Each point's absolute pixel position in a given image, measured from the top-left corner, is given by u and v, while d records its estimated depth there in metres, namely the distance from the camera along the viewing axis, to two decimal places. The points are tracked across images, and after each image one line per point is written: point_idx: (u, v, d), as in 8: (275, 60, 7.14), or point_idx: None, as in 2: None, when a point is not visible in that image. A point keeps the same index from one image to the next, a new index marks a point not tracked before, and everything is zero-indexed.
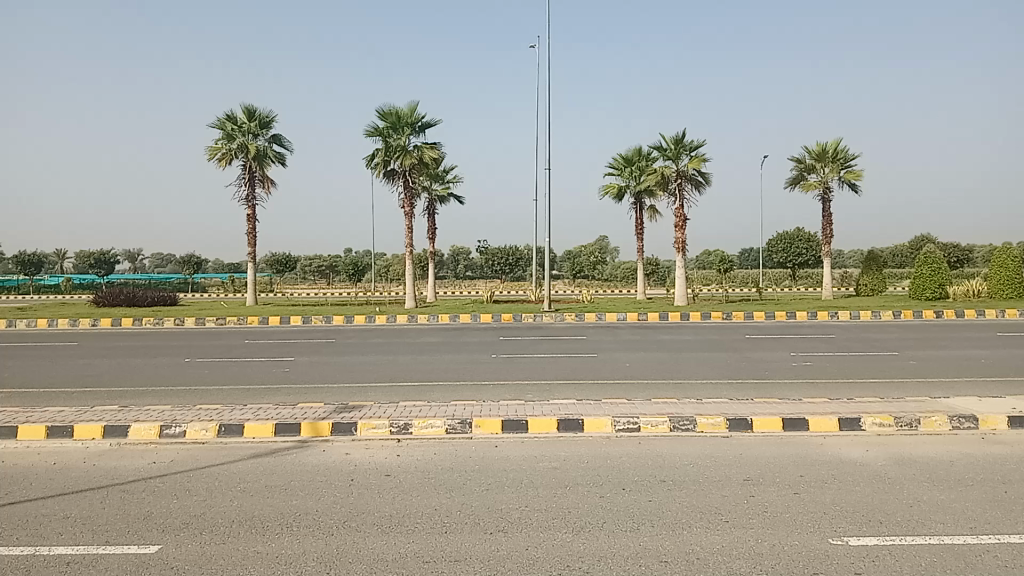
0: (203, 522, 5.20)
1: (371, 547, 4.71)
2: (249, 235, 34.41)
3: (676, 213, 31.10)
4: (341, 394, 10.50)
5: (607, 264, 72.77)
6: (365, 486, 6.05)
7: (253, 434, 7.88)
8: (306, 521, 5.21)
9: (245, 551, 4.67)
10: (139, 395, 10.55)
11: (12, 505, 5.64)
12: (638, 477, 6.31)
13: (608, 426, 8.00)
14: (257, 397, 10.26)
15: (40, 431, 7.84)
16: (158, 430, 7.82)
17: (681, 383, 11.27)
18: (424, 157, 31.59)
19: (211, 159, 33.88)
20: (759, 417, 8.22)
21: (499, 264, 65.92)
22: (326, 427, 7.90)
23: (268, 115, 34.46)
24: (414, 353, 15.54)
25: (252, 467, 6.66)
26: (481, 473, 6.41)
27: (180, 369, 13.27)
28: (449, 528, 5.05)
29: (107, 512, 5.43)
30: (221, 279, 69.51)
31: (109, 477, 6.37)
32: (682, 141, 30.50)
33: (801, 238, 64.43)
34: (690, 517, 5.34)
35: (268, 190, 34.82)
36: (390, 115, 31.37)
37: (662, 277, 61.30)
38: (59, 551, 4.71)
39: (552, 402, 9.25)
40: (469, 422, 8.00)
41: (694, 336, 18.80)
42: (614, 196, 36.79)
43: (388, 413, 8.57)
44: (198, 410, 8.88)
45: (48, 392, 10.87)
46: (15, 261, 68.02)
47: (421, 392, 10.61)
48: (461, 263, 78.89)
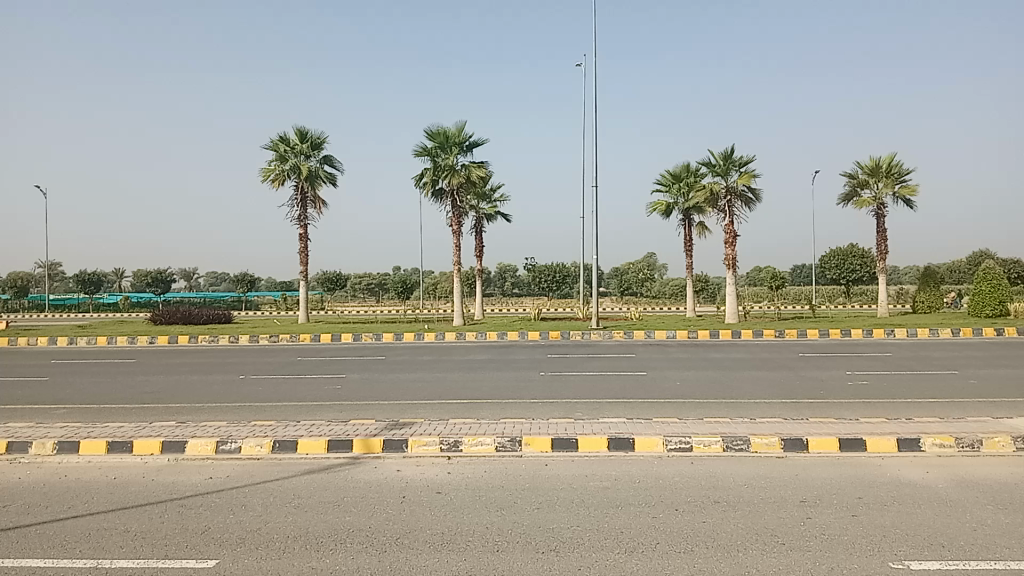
0: (259, 537, 5.27)
1: (424, 565, 4.71)
2: (301, 254, 34.94)
3: (725, 229, 30.78)
4: (391, 411, 10.55)
5: (655, 281, 72.26)
6: (417, 503, 6.07)
7: (307, 450, 7.97)
8: (359, 537, 5.24)
9: (300, 567, 4.71)
10: (196, 412, 10.75)
11: (76, 518, 5.79)
12: (690, 498, 6.21)
13: (660, 445, 7.91)
14: (310, 414, 10.38)
15: (100, 446, 8.03)
16: (214, 445, 7.96)
17: (733, 402, 11.11)
18: (471, 176, 31.78)
19: (264, 181, 34.58)
20: (814, 437, 8.06)
21: (546, 281, 65.84)
22: (378, 444, 7.94)
23: (320, 138, 35.07)
24: (463, 371, 15.57)
25: (305, 483, 6.74)
26: (531, 492, 6.38)
27: (235, 386, 13.49)
28: (501, 547, 5.03)
29: (167, 527, 5.53)
30: (273, 296, 70.75)
31: (167, 493, 6.49)
32: (731, 156, 30.20)
33: (855, 254, 63.11)
34: (747, 539, 5.24)
35: (320, 211, 35.34)
36: (438, 135, 31.71)
37: (712, 293, 60.61)
38: (120, 564, 4.80)
39: (602, 421, 9.18)
40: (519, 441, 7.99)
41: (746, 354, 18.49)
42: (662, 212, 36.53)
43: (438, 430, 8.60)
44: (253, 427, 9.00)
45: (107, 408, 11.15)
46: (76, 280, 70.14)
47: (471, 410, 10.63)
48: (508, 281, 78.89)
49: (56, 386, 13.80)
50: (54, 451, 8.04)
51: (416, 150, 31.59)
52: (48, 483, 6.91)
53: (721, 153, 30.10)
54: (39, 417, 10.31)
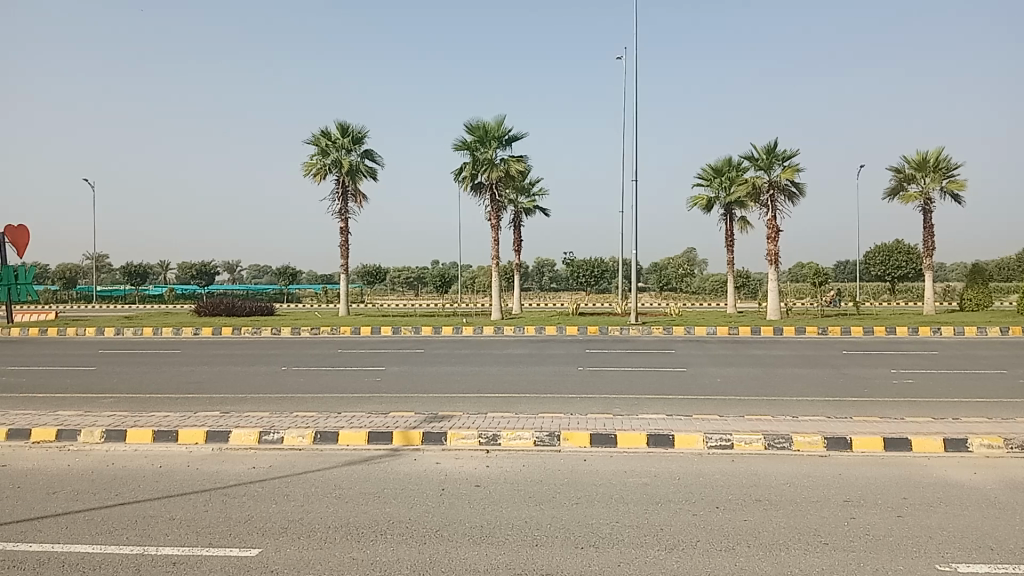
0: (301, 527, 5.32)
1: (463, 557, 4.72)
2: (342, 247, 35.25)
3: (768, 224, 30.35)
4: (430, 405, 10.60)
5: (696, 277, 71.61)
6: (456, 495, 6.09)
7: (348, 442, 8.04)
8: (399, 528, 5.28)
9: (341, 557, 4.75)
10: (239, 402, 10.91)
11: (123, 506, 5.90)
12: (732, 496, 6.15)
13: (700, 442, 7.84)
14: (351, 406, 10.47)
15: (146, 435, 8.18)
16: (257, 435, 8.07)
17: (775, 400, 10.97)
18: (510, 170, 31.73)
19: (307, 175, 34.92)
20: (859, 436, 7.92)
21: (584, 275, 65.57)
22: (417, 436, 7.99)
23: (361, 132, 35.29)
24: (501, 365, 15.59)
25: (346, 473, 6.81)
26: (570, 487, 6.36)
27: (277, 378, 13.65)
28: (540, 541, 5.02)
29: (211, 515, 5.61)
30: (314, 289, 71.54)
31: (210, 481, 6.59)
32: (774, 150, 29.77)
33: (901, 250, 61.91)
34: (789, 538, 5.17)
35: (361, 204, 35.61)
36: (477, 129, 31.75)
37: (754, 289, 59.89)
38: (166, 551, 4.89)
39: (642, 417, 9.12)
40: (558, 435, 7.96)
41: (789, 351, 18.25)
42: (703, 207, 36.15)
43: (477, 424, 8.62)
44: (296, 417, 9.10)
45: (153, 397, 11.37)
46: (123, 272, 71.70)
47: (509, 404, 10.64)
48: (546, 275, 78.79)
49: (104, 376, 14.12)
50: (102, 438, 8.21)
51: (456, 144, 31.66)
52: (96, 470, 7.06)
53: (765, 146, 29.70)
54: (89, 406, 10.56)
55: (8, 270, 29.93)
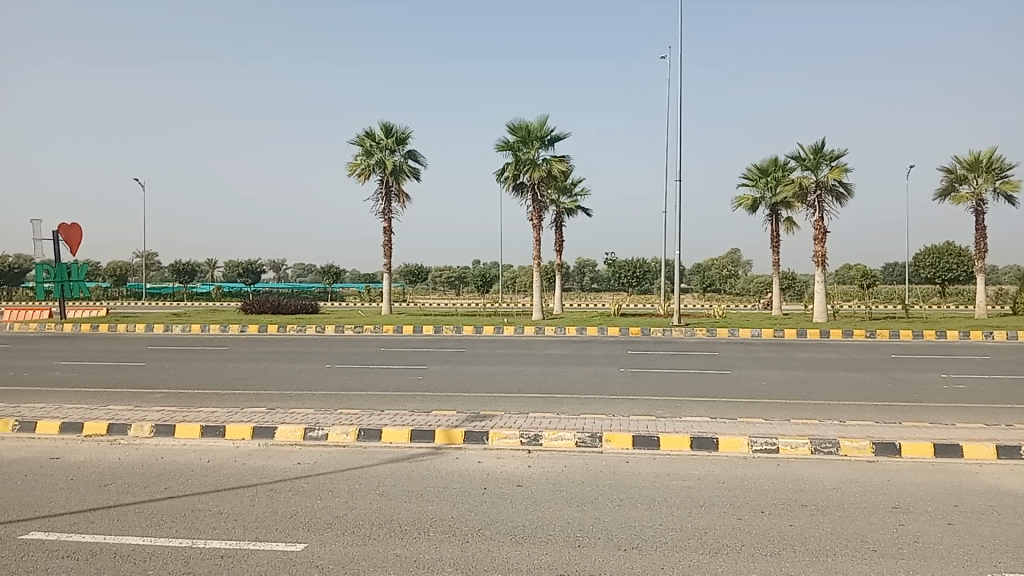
0: (345, 523, 5.37)
1: (506, 557, 4.73)
2: (385, 247, 35.54)
3: (814, 225, 29.89)
4: (472, 403, 10.64)
5: (740, 278, 70.70)
6: (498, 495, 6.10)
7: (391, 439, 8.11)
8: (441, 526, 5.30)
9: (385, 553, 4.78)
10: (284, 398, 11.07)
11: (171, 499, 6.01)
12: (777, 501, 6.06)
13: (745, 446, 7.76)
14: (394, 404, 10.56)
15: (195, 430, 8.35)
16: (303, 432, 8.18)
17: (822, 404, 10.79)
18: (553, 170, 31.69)
19: (351, 175, 35.25)
20: (908, 442, 7.76)
21: (626, 276, 65.16)
22: (460, 435, 8.03)
23: (404, 133, 35.53)
24: (543, 365, 15.58)
25: (390, 471, 6.87)
26: (613, 489, 6.33)
27: (322, 375, 13.82)
28: (582, 543, 5.01)
29: (257, 510, 5.69)
30: (358, 288, 72.14)
31: (257, 476, 6.69)
32: (821, 150, 29.30)
33: (952, 252, 60.45)
34: (836, 545, 5.09)
35: (404, 204, 35.85)
36: (520, 129, 31.79)
37: (800, 291, 59.00)
38: (214, 544, 4.97)
39: (685, 420, 9.03)
40: (600, 437, 7.93)
41: (835, 354, 17.94)
42: (748, 207, 35.74)
43: (518, 423, 8.62)
44: (340, 414, 9.20)
45: (200, 393, 11.58)
46: (172, 270, 73.12)
47: (551, 404, 10.63)
48: (587, 275, 78.51)
49: (154, 371, 14.43)
50: (152, 433, 8.39)
51: (498, 144, 31.69)
52: (146, 464, 7.21)
53: (812, 146, 29.25)
54: (139, 401, 10.79)
55: (62, 268, 30.70)
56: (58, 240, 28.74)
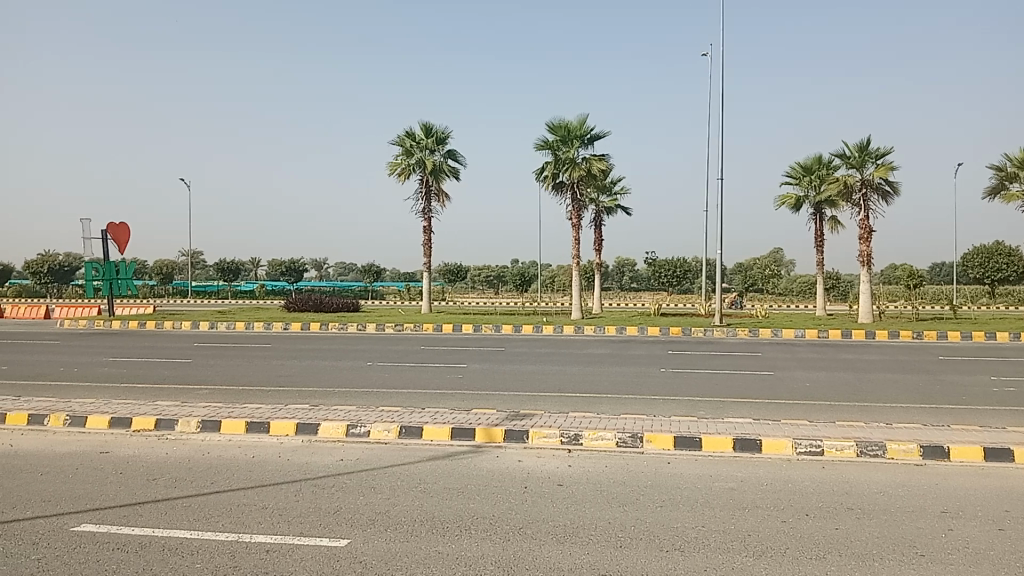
0: (388, 519, 5.41)
1: (547, 556, 4.73)
2: (424, 246, 35.72)
3: (860, 224, 29.39)
4: (513, 402, 10.65)
5: (783, 279, 69.77)
6: (538, 493, 6.11)
7: (431, 437, 8.15)
8: (483, 524, 5.31)
9: (427, 550, 4.81)
10: (327, 396, 11.19)
11: (217, 494, 6.11)
12: (822, 504, 5.98)
13: (788, 448, 7.66)
14: (434, 402, 10.61)
15: (240, 426, 8.47)
16: (345, 429, 8.26)
17: (867, 406, 10.61)
18: (592, 168, 31.58)
19: (392, 175, 35.51)
20: (957, 445, 7.60)
21: (666, 275, 64.66)
22: (500, 434, 8.05)
23: (444, 133, 35.66)
24: (583, 365, 15.53)
25: (431, 468, 6.90)
26: (654, 490, 6.29)
27: (363, 373, 13.95)
28: (624, 543, 4.99)
29: (301, 505, 5.77)
30: (398, 287, 72.54)
31: (300, 472, 6.77)
32: (867, 147, 28.82)
33: (1002, 252, 58.93)
34: (882, 549, 5.00)
35: (443, 204, 36.00)
36: (560, 128, 31.76)
37: (844, 291, 58.03)
38: (259, 538, 5.04)
39: (727, 421, 8.96)
40: (641, 437, 7.88)
41: (881, 355, 17.63)
42: (791, 206, 35.27)
43: (558, 423, 8.60)
44: (381, 412, 9.27)
45: (245, 389, 11.76)
46: (216, 269, 74.27)
47: (591, 404, 10.59)
48: (626, 275, 78.17)
49: (200, 368, 14.68)
50: (198, 428, 8.53)
51: (538, 143, 31.67)
52: (193, 459, 7.34)
53: (857, 143, 28.76)
54: (186, 397, 10.98)
55: (111, 265, 31.37)
56: (106, 239, 29.39)
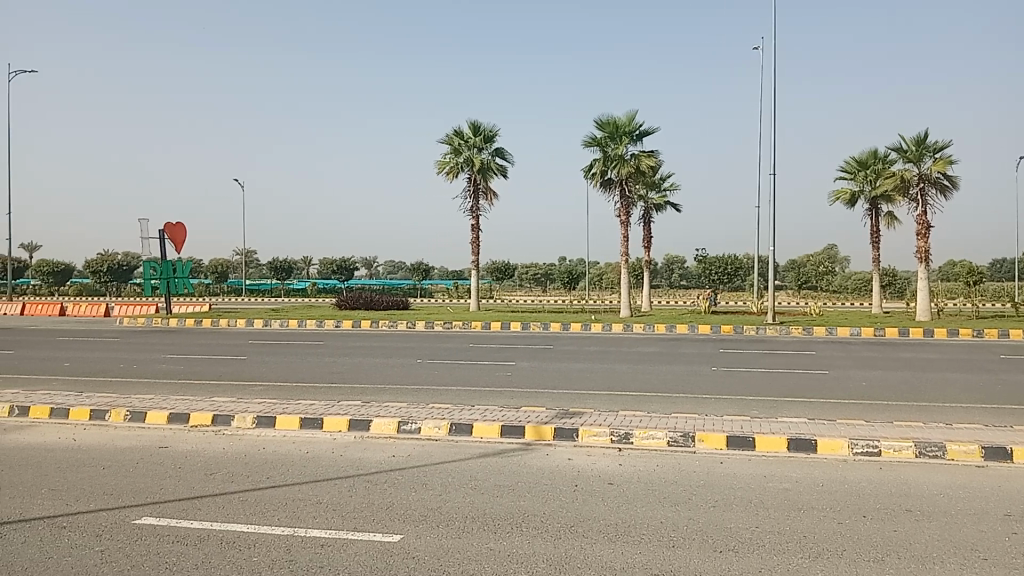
0: (439, 515, 5.45)
1: (599, 555, 4.71)
2: (472, 244, 35.86)
3: (917, 220, 28.70)
4: (563, 400, 10.64)
5: (837, 276, 68.42)
6: (590, 492, 6.09)
7: (481, 434, 8.19)
8: (533, 521, 5.32)
9: (478, 547, 4.82)
10: (379, 392, 11.32)
11: (273, 489, 6.21)
12: (880, 505, 5.85)
13: (844, 448, 7.52)
14: (484, 399, 10.64)
15: (294, 422, 8.60)
16: (396, 425, 8.34)
17: (926, 406, 10.37)
18: (641, 165, 31.36)
19: (440, 173, 35.72)
20: (1020, 447, 7.37)
21: (716, 273, 63.85)
22: (550, 432, 8.05)
23: (492, 131, 35.74)
24: (632, 363, 15.45)
25: (481, 465, 6.93)
26: (707, 490, 6.22)
27: (414, 370, 14.07)
28: (677, 543, 4.94)
29: (354, 500, 5.84)
30: (446, 285, 72.89)
31: (353, 467, 6.86)
32: (924, 141, 28.12)
33: None
34: (942, 551, 4.88)
35: (492, 202, 36.07)
36: (607, 125, 31.61)
37: (901, 288, 56.67)
38: (314, 533, 5.11)
39: (781, 420, 8.82)
40: (693, 436, 7.80)
41: (939, 354, 17.19)
42: (846, 201, 34.58)
43: (608, 421, 8.57)
44: (432, 409, 9.33)
45: (298, 386, 11.95)
46: (269, 268, 75.54)
47: (642, 402, 10.52)
48: (675, 272, 77.43)
49: (254, 365, 14.94)
50: (253, 424, 8.69)
51: (585, 140, 31.56)
52: (249, 454, 7.47)
53: (914, 137, 28.10)
54: (241, 393, 11.20)
55: (168, 265, 32.09)
56: (164, 239, 30.08)
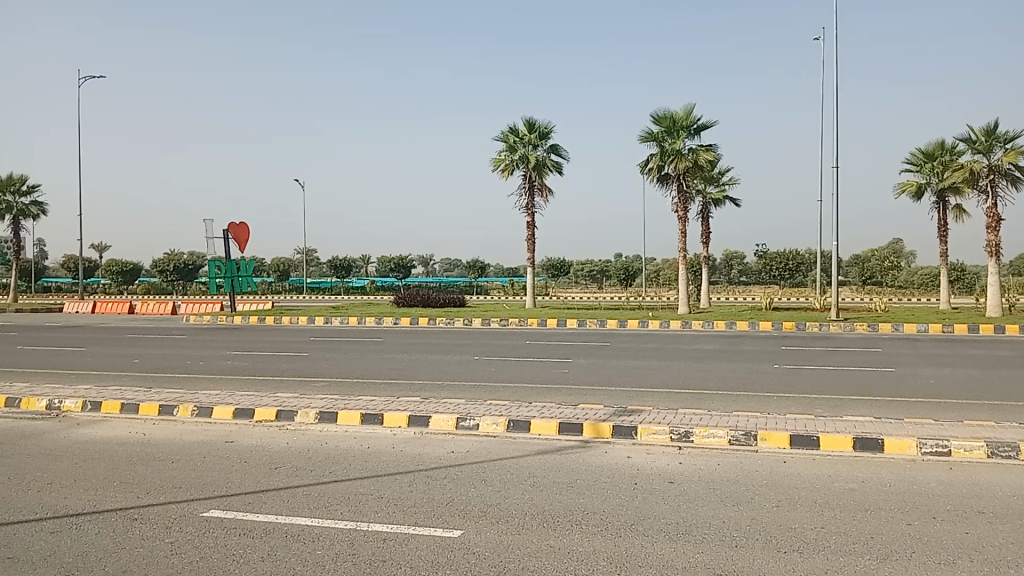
0: (499, 511, 5.47)
1: (660, 554, 4.67)
2: (528, 241, 35.89)
3: (986, 212, 27.79)
4: (621, 398, 10.60)
5: (903, 271, 66.55)
6: (649, 490, 6.05)
7: (540, 431, 8.19)
8: (593, 519, 5.30)
9: (538, 544, 4.83)
10: (437, 389, 11.42)
11: (336, 483, 6.32)
12: (950, 507, 5.68)
13: (913, 448, 7.32)
14: (542, 396, 10.65)
15: (355, 418, 8.74)
16: (455, 421, 8.40)
17: (998, 405, 10.03)
18: (699, 159, 30.98)
19: (495, 170, 35.81)
20: None
21: (777, 268, 62.65)
22: (608, 429, 8.01)
23: (547, 127, 35.70)
24: (691, 360, 15.29)
25: (540, 462, 6.94)
26: (770, 489, 6.13)
27: (472, 366, 14.16)
28: (739, 543, 4.88)
29: (415, 495, 5.90)
30: (502, 282, 73.09)
31: (414, 463, 6.93)
32: (994, 131, 27.20)
33: None
34: (1018, 555, 4.72)
35: (547, 199, 36.04)
36: (664, 119, 31.32)
37: (971, 283, 54.86)
38: (376, 527, 5.18)
39: (846, 419, 8.63)
40: (755, 435, 7.68)
41: (1012, 351, 16.59)
42: (912, 194, 33.66)
43: (668, 419, 8.50)
44: (490, 405, 9.38)
45: (359, 382, 12.12)
46: (328, 265, 76.67)
47: (701, 400, 10.41)
48: (735, 267, 76.28)
49: (316, 362, 15.21)
50: (316, 420, 8.84)
51: (642, 136, 31.28)
52: (312, 449, 7.60)
53: (983, 127, 27.20)
54: (303, 389, 11.42)
55: (232, 264, 32.73)
56: (228, 239, 30.79)
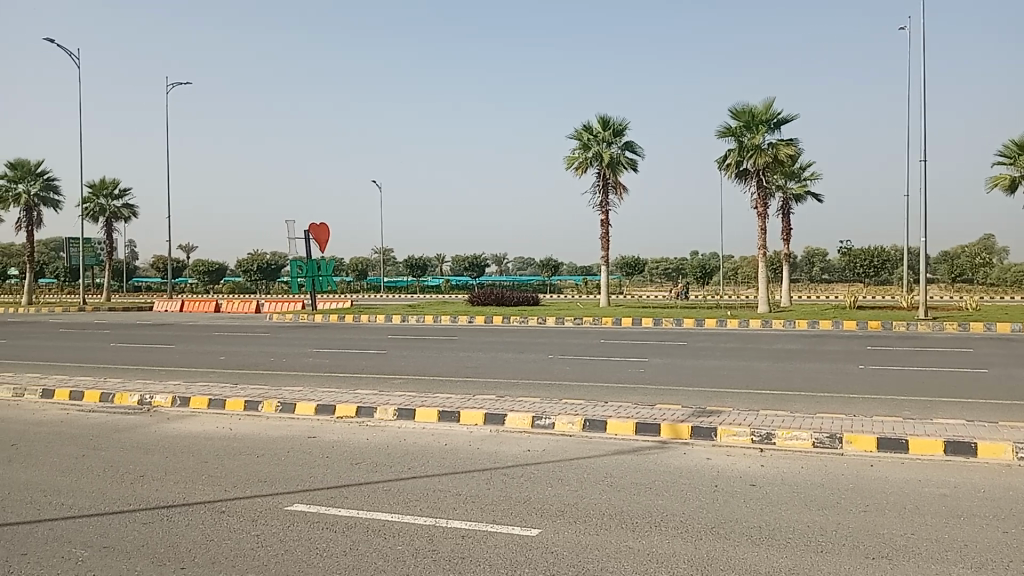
0: (577, 511, 5.46)
1: (742, 557, 4.60)
2: (602, 239, 35.68)
3: None
4: (699, 398, 10.45)
5: (996, 268, 63.70)
6: (730, 493, 5.94)
7: (616, 431, 8.14)
8: (673, 521, 5.25)
9: (617, 545, 4.80)
10: (513, 387, 11.46)
11: (415, 479, 6.40)
12: None
13: (1008, 453, 7.00)
14: (618, 396, 10.59)
15: (433, 415, 8.85)
16: (531, 420, 8.43)
17: None
18: (778, 154, 30.33)
19: (569, 168, 35.75)
20: None
21: (862, 265, 60.73)
22: (686, 430, 7.91)
23: (622, 124, 35.45)
24: (770, 360, 14.97)
25: (618, 462, 6.89)
26: (857, 494, 5.94)
27: (547, 365, 14.17)
28: (825, 548, 4.76)
29: (492, 493, 5.93)
30: (577, 280, 72.90)
31: (491, 461, 6.97)
32: None
33: None
34: None
35: (622, 196, 35.78)
36: (742, 114, 30.77)
37: None
38: (455, 524, 5.23)
39: (936, 421, 8.31)
40: (840, 438, 7.48)
41: None
42: (1005, 187, 32.19)
43: (748, 420, 8.34)
44: (566, 404, 9.37)
45: (435, 380, 12.25)
46: (404, 265, 77.77)
47: (783, 401, 10.18)
48: (816, 264, 74.29)
49: (393, 359, 15.46)
50: (395, 416, 8.97)
51: (719, 131, 30.75)
52: (392, 445, 7.71)
53: None
54: (382, 386, 11.61)
55: (313, 262, 33.49)
56: (309, 239, 31.56)
